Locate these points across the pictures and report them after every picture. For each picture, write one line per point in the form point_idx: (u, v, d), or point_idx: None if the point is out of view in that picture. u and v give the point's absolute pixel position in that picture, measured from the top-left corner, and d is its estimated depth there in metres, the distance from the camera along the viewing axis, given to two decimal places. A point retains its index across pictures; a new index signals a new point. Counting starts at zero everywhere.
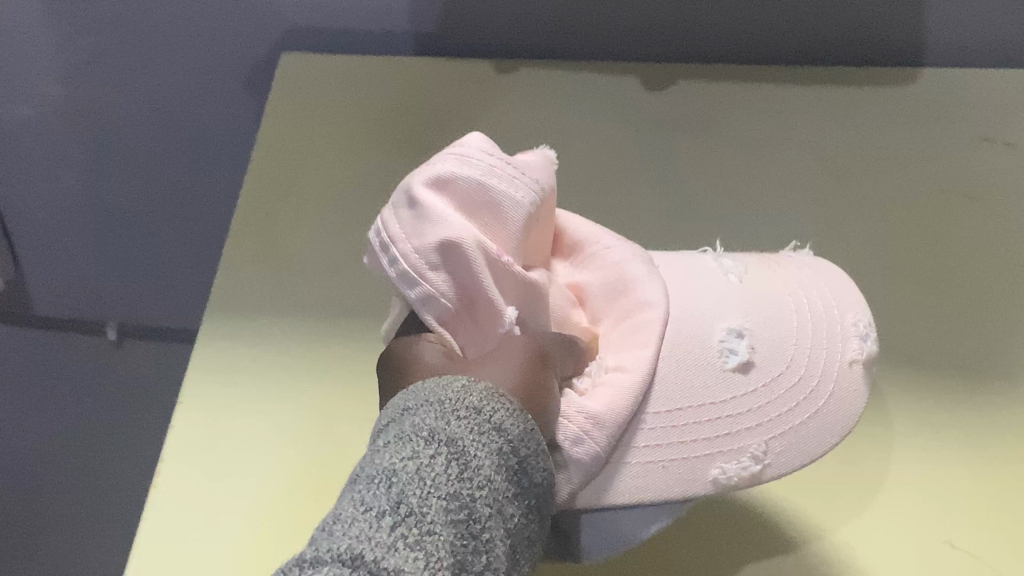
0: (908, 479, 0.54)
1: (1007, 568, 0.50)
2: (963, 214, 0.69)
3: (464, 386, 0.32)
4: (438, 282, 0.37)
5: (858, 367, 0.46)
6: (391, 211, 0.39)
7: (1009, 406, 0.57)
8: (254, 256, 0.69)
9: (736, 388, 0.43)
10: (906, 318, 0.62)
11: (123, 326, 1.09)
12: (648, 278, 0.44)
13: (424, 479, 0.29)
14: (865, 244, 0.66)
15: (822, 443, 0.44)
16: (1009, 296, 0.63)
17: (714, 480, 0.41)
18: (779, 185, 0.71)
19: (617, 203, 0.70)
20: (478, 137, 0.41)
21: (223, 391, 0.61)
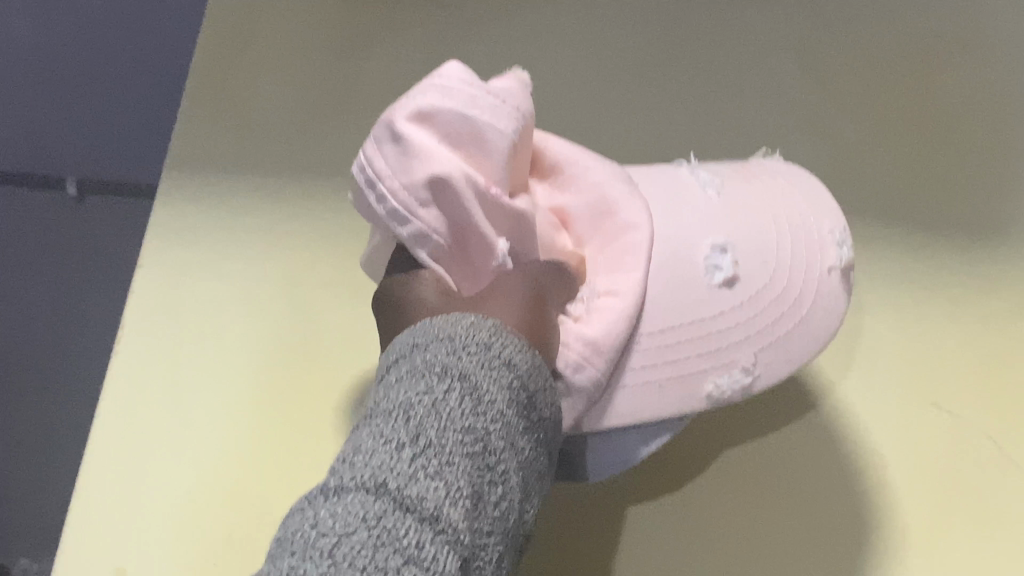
0: (893, 348, 0.61)
1: (983, 422, 0.59)
2: (950, 83, 0.71)
3: (473, 323, 0.33)
4: (430, 218, 0.37)
5: (836, 274, 0.48)
6: (372, 146, 0.39)
7: (986, 261, 0.65)
8: (224, 157, 0.68)
9: (726, 303, 0.44)
10: (893, 189, 0.67)
11: (84, 180, 0.93)
12: (630, 199, 0.44)
13: (441, 412, 0.29)
14: (857, 122, 0.69)
15: (805, 351, 0.46)
16: (993, 159, 0.68)
17: (707, 395, 0.43)
18: (759, 55, 0.72)
19: (593, 91, 0.71)
20: (457, 65, 0.41)
21: (200, 315, 0.62)
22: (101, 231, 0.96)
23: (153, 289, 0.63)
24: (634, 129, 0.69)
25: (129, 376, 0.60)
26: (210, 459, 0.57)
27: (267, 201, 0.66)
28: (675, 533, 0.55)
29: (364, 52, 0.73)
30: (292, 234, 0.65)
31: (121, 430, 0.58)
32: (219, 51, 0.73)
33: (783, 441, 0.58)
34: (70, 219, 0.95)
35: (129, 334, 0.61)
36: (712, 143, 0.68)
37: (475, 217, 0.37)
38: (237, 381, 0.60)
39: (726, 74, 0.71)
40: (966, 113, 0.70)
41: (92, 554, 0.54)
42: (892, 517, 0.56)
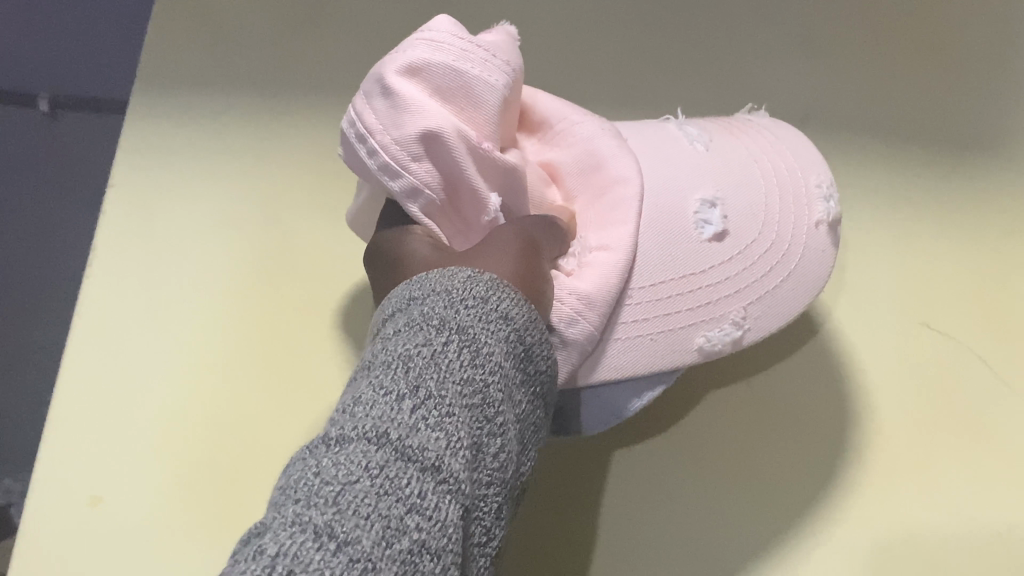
0: (883, 271, 0.64)
1: (972, 339, 0.62)
2: (942, 41, 0.72)
3: (470, 277, 0.34)
4: (422, 172, 0.37)
5: (824, 228, 0.48)
6: (363, 101, 0.39)
7: (966, 209, 0.67)
8: (214, 106, 0.67)
9: (716, 257, 0.44)
10: (878, 147, 0.69)
11: (57, 97, 0.88)
12: (619, 154, 0.44)
13: (439, 364, 0.30)
14: (845, 84, 0.70)
15: (796, 305, 0.46)
16: (976, 120, 0.70)
17: (699, 349, 0.43)
18: (753, 13, 0.72)
19: (589, 45, 0.71)
20: (445, 19, 0.41)
21: (189, 266, 0.62)
22: (77, 147, 0.91)
23: (125, 222, 0.63)
24: (627, 85, 0.70)
25: (119, 326, 0.59)
26: (196, 403, 0.57)
27: (246, 144, 0.66)
28: (664, 479, 0.56)
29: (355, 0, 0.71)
30: (275, 180, 0.65)
31: (100, 371, 0.58)
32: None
33: (774, 386, 0.60)
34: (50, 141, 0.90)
35: (99, 267, 0.61)
36: (700, 98, 0.70)
37: (466, 171, 0.38)
38: (227, 332, 0.59)
39: (710, 23, 0.72)
40: (953, 63, 0.71)
41: (68, 488, 0.54)
42: (890, 455, 0.58)
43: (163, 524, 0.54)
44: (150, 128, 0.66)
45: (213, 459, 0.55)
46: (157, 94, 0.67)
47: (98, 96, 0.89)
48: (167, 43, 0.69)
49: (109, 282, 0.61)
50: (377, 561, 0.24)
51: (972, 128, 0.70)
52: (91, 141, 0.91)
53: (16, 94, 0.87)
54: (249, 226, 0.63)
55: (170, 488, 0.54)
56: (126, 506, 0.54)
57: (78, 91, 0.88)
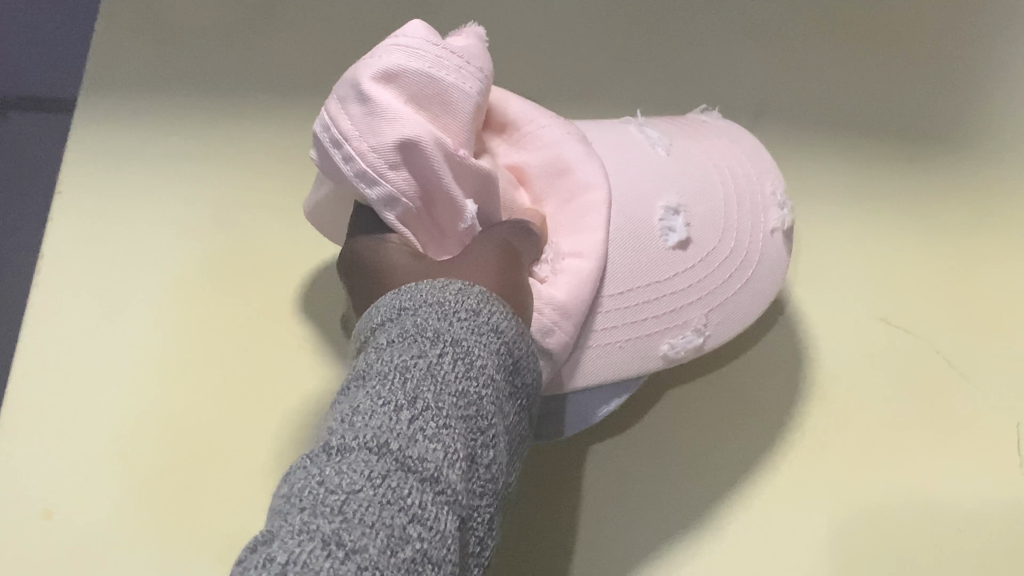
0: (845, 269, 0.68)
1: (928, 331, 0.66)
2: (896, 63, 0.76)
3: (460, 289, 0.37)
4: (399, 180, 0.37)
5: (779, 235, 0.51)
6: (337, 104, 0.38)
7: (915, 216, 0.71)
8: (195, 113, 0.70)
9: (683, 263, 0.45)
10: (830, 160, 0.73)
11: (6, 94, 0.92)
12: (586, 161, 0.45)
13: (435, 377, 0.33)
14: (799, 100, 0.75)
15: (757, 306, 0.48)
16: (924, 136, 0.74)
17: (664, 355, 0.45)
18: (715, 35, 0.76)
19: (562, 64, 0.75)
20: (419, 23, 0.40)
21: (155, 269, 0.64)
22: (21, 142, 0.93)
23: (76, 227, 0.65)
24: (596, 98, 0.74)
25: (81, 326, 0.61)
26: (155, 402, 0.59)
27: (198, 144, 0.69)
28: (629, 471, 0.59)
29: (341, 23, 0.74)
30: (230, 179, 0.68)
31: (61, 368, 0.60)
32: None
33: (730, 375, 0.63)
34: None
35: (49, 274, 0.63)
36: (661, 104, 0.74)
37: (444, 181, 0.38)
38: (185, 335, 0.62)
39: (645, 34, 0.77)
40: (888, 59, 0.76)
41: (29, 494, 0.56)
42: (843, 439, 0.62)
43: (119, 519, 0.55)
44: (125, 134, 0.69)
45: (174, 453, 0.57)
46: (142, 98, 0.70)
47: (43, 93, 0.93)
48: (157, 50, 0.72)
49: (72, 283, 0.63)
50: (383, 568, 0.27)
51: (908, 122, 0.74)
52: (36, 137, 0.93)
53: None
54: (202, 228, 0.66)
55: (127, 484, 0.56)
56: (83, 502, 0.56)
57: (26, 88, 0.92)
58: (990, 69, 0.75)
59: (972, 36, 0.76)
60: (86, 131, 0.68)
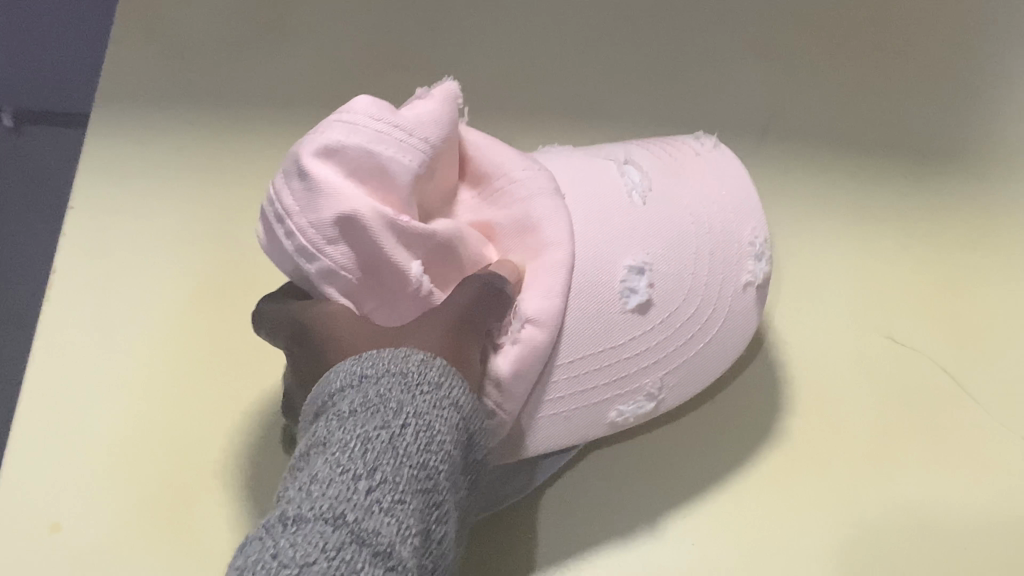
0: (849, 288, 0.67)
1: (934, 349, 0.65)
2: (907, 95, 0.74)
3: (422, 359, 0.36)
4: (337, 255, 0.39)
5: (750, 290, 0.52)
6: (281, 180, 0.39)
7: (924, 239, 0.70)
8: (204, 139, 0.71)
9: (640, 327, 0.47)
10: (838, 186, 0.71)
11: (20, 111, 0.97)
12: (553, 216, 0.45)
13: (396, 450, 0.33)
14: (809, 127, 0.73)
15: (713, 370, 0.51)
16: (933, 161, 0.72)
17: (612, 421, 0.47)
18: (721, 63, 0.75)
19: (565, 92, 0.74)
20: (366, 97, 0.41)
21: (155, 288, 0.65)
22: (37, 157, 0.98)
23: (82, 243, 0.66)
24: (601, 127, 0.73)
25: (79, 347, 0.62)
26: (150, 419, 0.59)
27: (197, 163, 0.70)
28: (611, 505, 0.57)
29: (348, 53, 0.75)
30: (224, 198, 0.69)
31: (60, 387, 0.60)
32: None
33: (723, 394, 0.62)
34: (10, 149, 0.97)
35: (56, 292, 0.64)
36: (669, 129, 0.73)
37: (383, 254, 0.39)
38: (177, 354, 0.62)
39: (652, 42, 0.77)
40: (893, 70, 0.75)
41: (28, 510, 0.56)
42: (845, 457, 0.60)
43: (119, 533, 0.55)
44: (135, 161, 0.70)
45: (171, 469, 0.58)
46: (153, 127, 0.71)
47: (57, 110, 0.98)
48: (167, 80, 0.74)
49: (72, 305, 0.63)
50: None
51: (912, 132, 0.73)
52: (52, 152, 0.98)
53: None
54: (202, 244, 0.67)
55: (124, 500, 0.56)
56: (84, 520, 0.56)
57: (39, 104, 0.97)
58: (989, 81, 0.74)
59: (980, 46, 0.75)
60: (87, 156, 0.70)
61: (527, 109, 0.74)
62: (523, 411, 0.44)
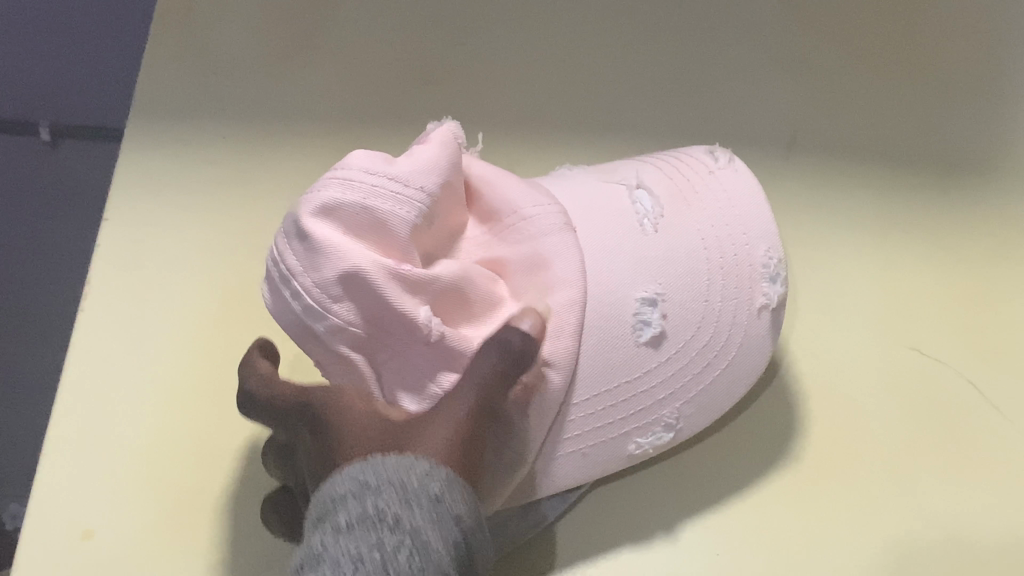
0: (876, 296, 0.67)
1: (959, 361, 0.64)
2: (937, 107, 0.74)
3: (423, 473, 0.39)
4: (344, 312, 0.41)
5: (766, 313, 0.52)
6: (285, 241, 0.42)
7: (950, 248, 0.69)
8: (235, 159, 0.72)
9: (651, 361, 0.49)
10: (864, 193, 0.71)
11: (57, 126, 0.93)
12: (562, 252, 0.46)
13: (389, 569, 0.36)
14: (836, 135, 0.73)
15: (731, 398, 0.52)
16: (959, 173, 0.72)
17: (631, 453, 0.50)
18: (750, 73, 0.76)
19: (592, 106, 0.75)
20: (360, 154, 0.43)
21: (188, 303, 0.66)
22: (75, 172, 0.96)
23: (114, 253, 0.68)
24: (628, 136, 0.73)
25: (114, 358, 0.63)
26: (180, 431, 0.61)
27: (229, 182, 0.71)
28: (635, 518, 0.57)
29: (378, 75, 0.76)
30: (254, 218, 0.70)
31: (95, 397, 0.61)
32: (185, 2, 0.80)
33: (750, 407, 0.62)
34: (46, 163, 0.95)
35: (91, 301, 0.65)
36: (694, 137, 0.73)
37: (388, 305, 0.41)
38: (208, 367, 0.63)
39: (678, 46, 0.77)
40: (918, 74, 0.75)
41: (62, 517, 0.57)
42: (868, 463, 0.60)
43: (147, 541, 0.57)
44: (171, 179, 0.71)
45: (203, 478, 0.59)
46: (189, 145, 0.73)
47: (92, 122, 0.94)
48: (204, 100, 0.75)
49: (109, 316, 0.65)
50: None
51: (938, 140, 0.73)
52: (89, 167, 0.96)
53: (20, 124, 0.93)
54: (233, 260, 0.68)
55: (153, 508, 0.58)
56: (115, 527, 0.57)
57: (74, 119, 0.94)
58: (1016, 88, 0.74)
59: (1009, 55, 0.76)
60: (125, 173, 0.71)
61: (552, 117, 0.74)
62: (544, 450, 0.47)
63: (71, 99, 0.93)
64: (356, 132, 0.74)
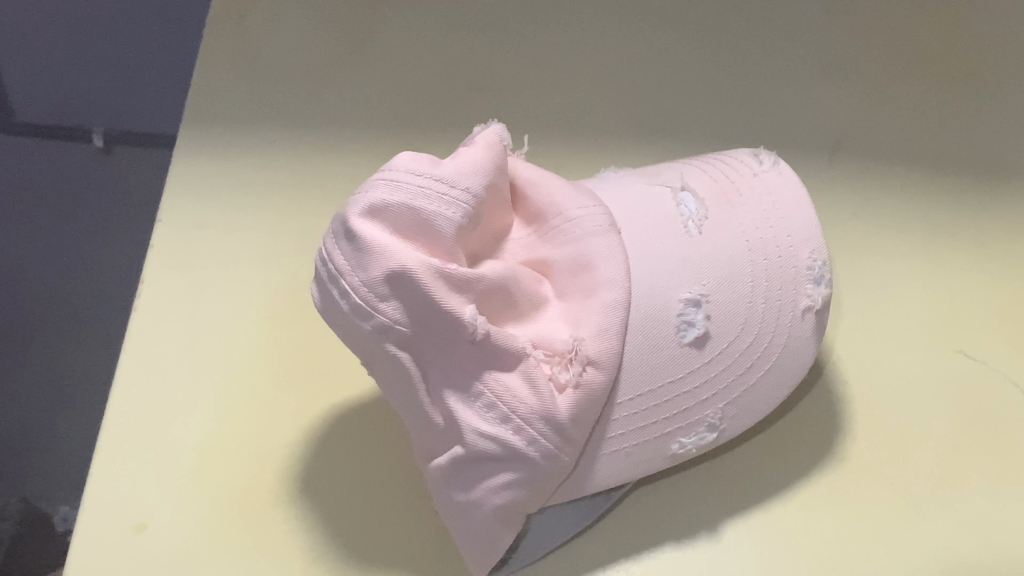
0: (923, 299, 0.66)
1: (1009, 365, 0.63)
2: (984, 112, 0.74)
3: None
4: (390, 310, 0.42)
5: (810, 315, 0.51)
6: (333, 241, 0.43)
7: (999, 251, 0.68)
8: (284, 161, 0.73)
9: (694, 362, 0.49)
10: (911, 195, 0.70)
11: (111, 132, 0.95)
12: (608, 254, 0.47)
13: None
14: (883, 140, 0.72)
15: (775, 399, 0.52)
16: (1008, 175, 0.71)
17: (673, 453, 0.50)
18: (797, 76, 0.76)
19: (637, 108, 0.75)
20: (408, 156, 0.44)
21: (238, 303, 0.67)
22: (131, 178, 0.97)
23: (166, 256, 0.69)
24: (671, 137, 0.74)
25: (167, 356, 0.65)
26: (229, 428, 0.62)
27: (278, 183, 0.72)
28: (679, 515, 0.58)
29: (425, 80, 0.77)
30: (301, 219, 0.71)
31: (148, 395, 0.63)
32: (237, 12, 0.82)
33: (795, 410, 0.61)
34: (98, 170, 0.96)
35: (146, 302, 0.67)
36: (740, 136, 0.73)
37: (435, 305, 0.41)
38: (256, 367, 0.64)
39: (722, 51, 0.77)
40: (964, 80, 0.75)
41: (116, 510, 0.59)
42: (916, 466, 0.60)
43: (196, 535, 0.58)
44: (223, 181, 0.73)
45: (252, 477, 0.60)
46: (242, 148, 0.74)
47: (144, 128, 0.96)
48: (256, 105, 0.76)
49: (163, 316, 0.66)
50: None
51: (987, 143, 0.72)
52: (142, 172, 0.97)
53: (75, 131, 0.95)
54: (283, 261, 0.69)
55: (201, 503, 0.59)
56: (167, 521, 0.58)
57: (128, 125, 0.95)
58: None
59: None
60: (180, 176, 0.73)
61: (597, 119, 0.74)
62: (587, 449, 0.48)
63: (124, 108, 0.95)
64: (401, 134, 0.74)
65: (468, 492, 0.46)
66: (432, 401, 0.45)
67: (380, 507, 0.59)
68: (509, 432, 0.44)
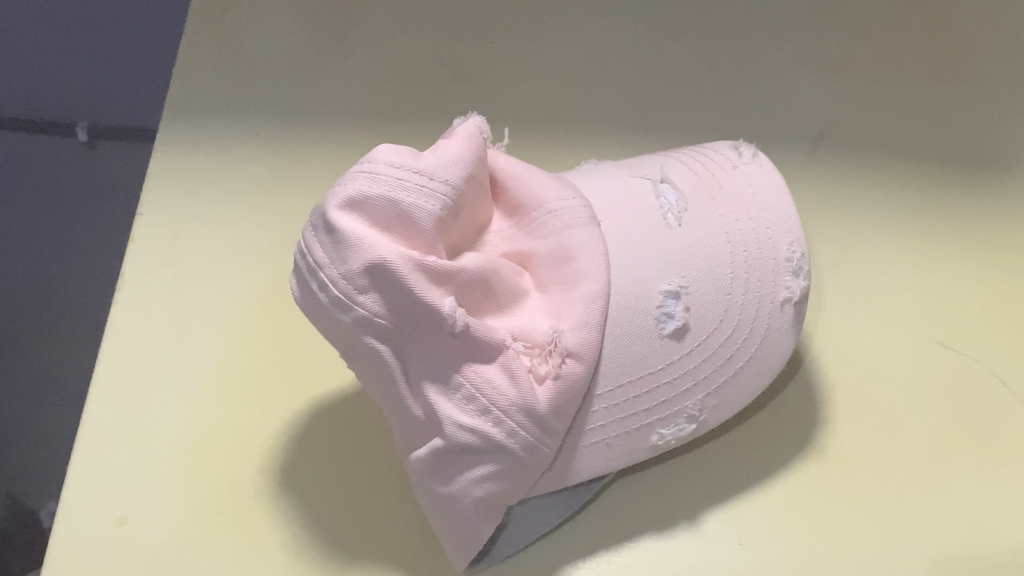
0: (903, 291, 0.66)
1: (988, 355, 0.64)
2: (965, 104, 0.74)
3: None
4: (369, 303, 0.42)
5: (790, 306, 0.52)
6: (312, 234, 0.43)
7: (979, 242, 0.69)
8: (266, 155, 0.73)
9: (674, 353, 0.49)
10: (893, 187, 0.71)
11: (96, 126, 0.93)
12: (588, 245, 0.47)
13: None
14: (863, 132, 0.73)
15: (755, 390, 0.52)
16: (989, 168, 0.71)
17: (653, 444, 0.51)
18: (780, 70, 0.76)
19: (620, 102, 0.75)
20: (387, 148, 0.44)
21: (221, 298, 0.67)
22: (115, 171, 0.96)
23: (148, 250, 0.69)
24: (655, 130, 0.74)
25: (148, 350, 0.64)
26: (211, 421, 0.62)
27: (260, 177, 0.72)
28: (660, 506, 0.58)
29: (408, 74, 0.77)
30: (283, 212, 0.70)
31: (129, 390, 0.63)
32: (219, 7, 0.82)
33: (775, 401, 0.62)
34: (83, 163, 0.95)
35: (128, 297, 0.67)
36: (723, 129, 0.73)
37: (414, 297, 0.41)
38: (238, 360, 0.64)
39: (705, 44, 0.77)
40: (945, 73, 0.75)
41: (98, 504, 0.59)
42: (895, 456, 0.60)
43: (179, 528, 0.58)
44: (206, 176, 0.72)
45: (234, 470, 0.60)
46: (225, 142, 0.74)
47: (127, 122, 0.94)
48: (239, 100, 0.76)
49: (145, 311, 0.66)
50: None
51: (967, 136, 0.73)
52: (127, 165, 0.96)
53: (58, 125, 0.93)
54: (265, 255, 0.69)
55: (184, 496, 0.59)
56: (149, 514, 0.58)
57: (111, 119, 0.94)
58: None
59: None
60: (161, 171, 0.73)
61: (579, 112, 0.74)
62: (568, 440, 0.48)
63: (106, 102, 0.93)
64: (384, 128, 0.74)
65: (449, 484, 0.47)
66: (412, 393, 0.45)
67: (364, 500, 0.59)
68: (489, 424, 0.44)
